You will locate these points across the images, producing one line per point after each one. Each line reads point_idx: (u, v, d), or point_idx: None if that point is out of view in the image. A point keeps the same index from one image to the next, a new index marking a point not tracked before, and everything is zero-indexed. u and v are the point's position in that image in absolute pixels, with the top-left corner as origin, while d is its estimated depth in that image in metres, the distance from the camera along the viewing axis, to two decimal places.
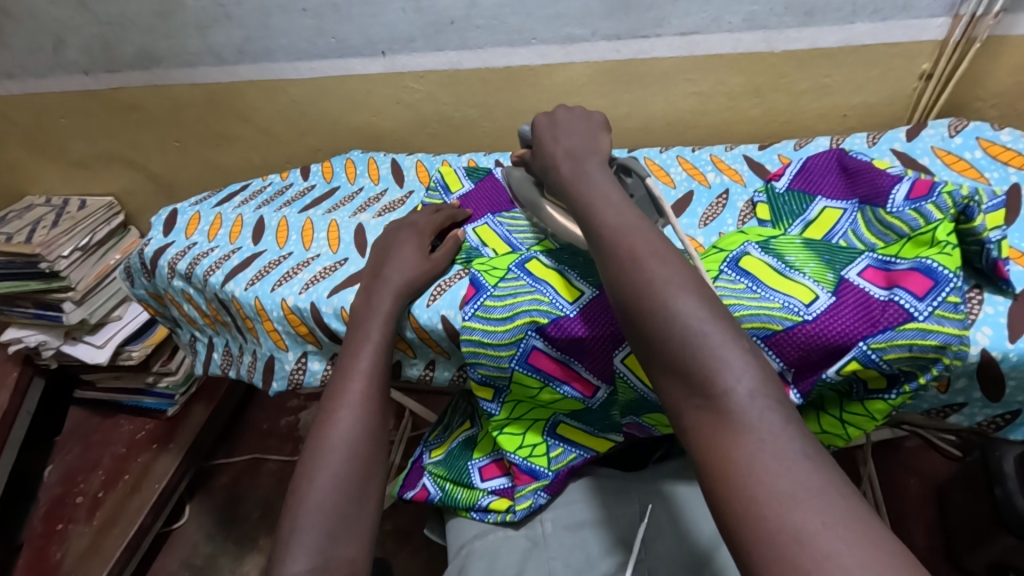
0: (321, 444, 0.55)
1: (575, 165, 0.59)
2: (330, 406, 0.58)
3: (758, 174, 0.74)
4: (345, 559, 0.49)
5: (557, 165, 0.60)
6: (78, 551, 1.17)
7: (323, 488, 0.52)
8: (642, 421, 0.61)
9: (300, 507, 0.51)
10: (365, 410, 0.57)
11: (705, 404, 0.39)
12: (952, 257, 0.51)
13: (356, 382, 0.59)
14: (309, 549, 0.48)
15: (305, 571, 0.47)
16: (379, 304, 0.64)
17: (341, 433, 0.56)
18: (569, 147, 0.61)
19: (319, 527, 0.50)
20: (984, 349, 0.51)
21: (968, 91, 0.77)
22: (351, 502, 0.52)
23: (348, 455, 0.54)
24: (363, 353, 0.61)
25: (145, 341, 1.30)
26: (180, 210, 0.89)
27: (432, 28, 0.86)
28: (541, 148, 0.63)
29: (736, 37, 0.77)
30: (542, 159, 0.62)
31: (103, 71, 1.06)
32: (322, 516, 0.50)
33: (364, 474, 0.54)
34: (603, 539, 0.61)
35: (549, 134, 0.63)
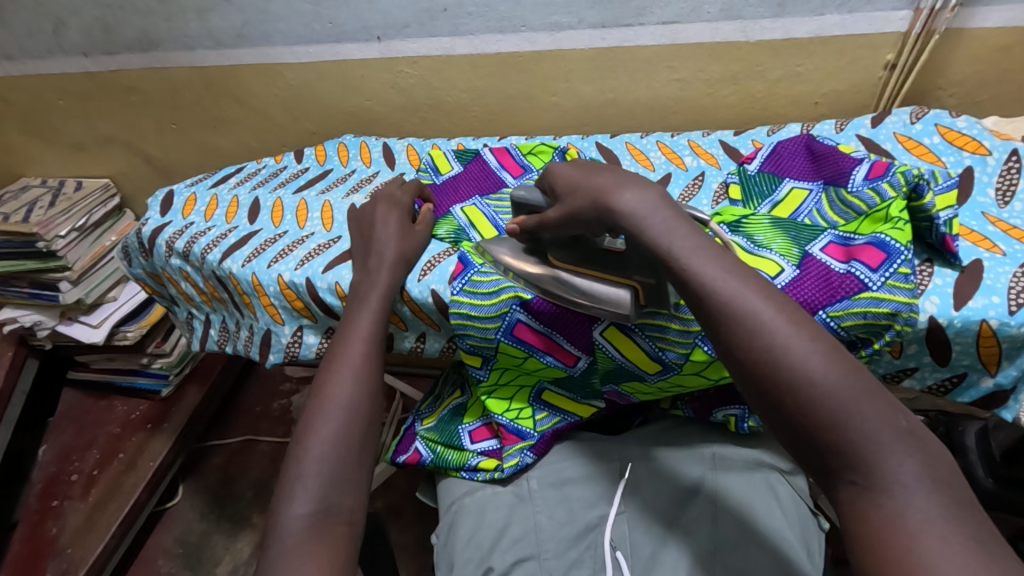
0: (324, 401, 0.58)
1: (638, 196, 0.52)
2: (331, 369, 0.60)
3: (732, 158, 0.78)
4: (347, 507, 0.52)
5: (615, 199, 0.52)
6: (75, 527, 1.19)
7: (327, 437, 0.55)
8: (621, 389, 0.66)
9: (303, 455, 0.54)
10: (366, 372, 0.60)
11: (862, 482, 0.39)
12: (904, 232, 0.55)
13: (354, 345, 0.62)
14: (308, 494, 0.52)
15: (307, 514, 0.50)
16: (379, 279, 0.66)
17: (343, 391, 0.58)
18: (619, 179, 0.54)
19: (320, 474, 0.53)
20: (932, 316, 0.55)
21: (929, 80, 0.82)
22: (352, 451, 0.55)
23: (350, 412, 0.57)
24: (362, 318, 0.64)
25: (140, 321, 1.33)
26: (177, 191, 0.91)
27: (426, 14, 0.88)
28: (588, 180, 0.55)
29: (714, 27, 0.81)
30: (592, 194, 0.54)
31: (103, 54, 1.08)
32: (325, 463, 0.54)
33: (364, 432, 0.57)
34: (585, 494, 0.66)
35: (588, 172, 0.56)
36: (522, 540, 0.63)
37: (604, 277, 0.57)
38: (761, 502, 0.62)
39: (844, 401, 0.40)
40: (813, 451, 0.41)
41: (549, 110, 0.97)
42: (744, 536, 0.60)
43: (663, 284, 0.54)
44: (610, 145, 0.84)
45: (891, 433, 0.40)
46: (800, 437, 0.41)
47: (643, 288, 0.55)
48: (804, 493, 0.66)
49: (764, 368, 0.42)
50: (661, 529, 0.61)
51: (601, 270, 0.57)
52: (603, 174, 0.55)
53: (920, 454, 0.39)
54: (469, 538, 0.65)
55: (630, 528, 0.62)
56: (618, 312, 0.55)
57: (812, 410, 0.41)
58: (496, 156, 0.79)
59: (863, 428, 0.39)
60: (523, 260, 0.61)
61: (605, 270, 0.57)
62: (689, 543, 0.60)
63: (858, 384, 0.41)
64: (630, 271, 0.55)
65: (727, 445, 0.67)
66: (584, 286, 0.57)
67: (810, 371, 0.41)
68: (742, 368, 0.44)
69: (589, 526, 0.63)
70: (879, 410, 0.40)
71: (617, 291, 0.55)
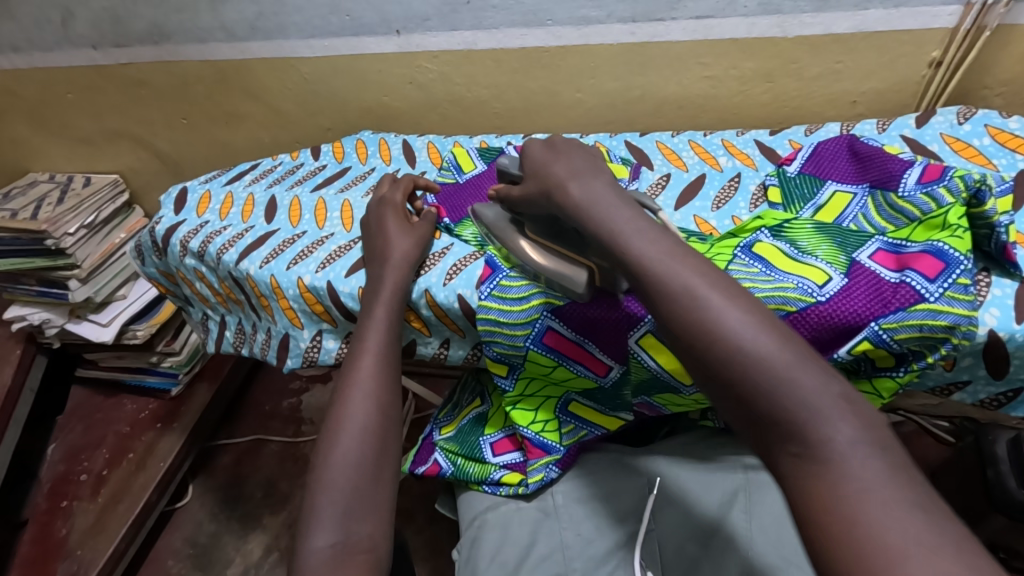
0: (336, 421, 0.56)
1: (586, 185, 0.52)
2: (343, 386, 0.58)
3: (769, 159, 0.75)
4: (365, 534, 0.50)
5: (563, 185, 0.53)
6: (83, 528, 1.18)
7: (343, 464, 0.53)
8: (653, 400, 0.62)
9: (320, 485, 0.52)
10: (378, 390, 0.58)
11: (802, 453, 0.37)
12: (963, 241, 0.52)
13: (365, 360, 0.59)
14: (329, 525, 0.49)
15: (328, 545, 0.48)
16: (380, 288, 0.64)
17: (354, 412, 0.56)
18: (574, 167, 0.54)
19: (338, 504, 0.51)
20: (992, 329, 0.52)
21: (975, 78, 0.79)
22: (365, 479, 0.53)
23: (363, 433, 0.55)
24: (368, 334, 0.61)
25: (150, 319, 1.31)
26: (190, 188, 0.88)
27: (448, 7, 0.85)
28: (541, 169, 0.56)
29: (750, 22, 0.78)
30: (543, 181, 0.55)
31: (113, 46, 1.06)
32: (339, 493, 0.51)
33: (378, 457, 0.54)
34: (613, 510, 0.63)
35: (547, 158, 0.57)
36: (549, 558, 0.62)
37: (568, 255, 0.56)
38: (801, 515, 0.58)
39: (776, 369, 0.39)
40: (759, 428, 0.39)
41: (573, 107, 0.94)
42: (784, 557, 0.56)
43: (613, 268, 0.53)
44: (639, 144, 0.81)
45: (832, 403, 0.38)
46: (744, 413, 0.40)
47: (598, 270, 0.54)
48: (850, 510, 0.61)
49: (700, 343, 0.41)
50: (695, 547, 0.59)
51: (563, 247, 0.56)
52: (560, 159, 0.56)
53: (864, 421, 0.37)
54: (493, 556, 0.63)
55: (659, 548, 0.60)
56: (572, 290, 0.56)
57: (762, 385, 0.39)
58: None
59: (799, 395, 0.38)
60: (497, 224, 0.63)
61: (565, 248, 0.56)
62: (723, 564, 0.57)
63: (793, 353, 0.39)
64: (586, 252, 0.55)
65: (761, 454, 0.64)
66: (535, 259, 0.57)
67: (739, 341, 0.40)
68: (679, 342, 0.43)
69: (617, 544, 0.61)
70: (820, 380, 0.38)
71: (574, 270, 0.55)
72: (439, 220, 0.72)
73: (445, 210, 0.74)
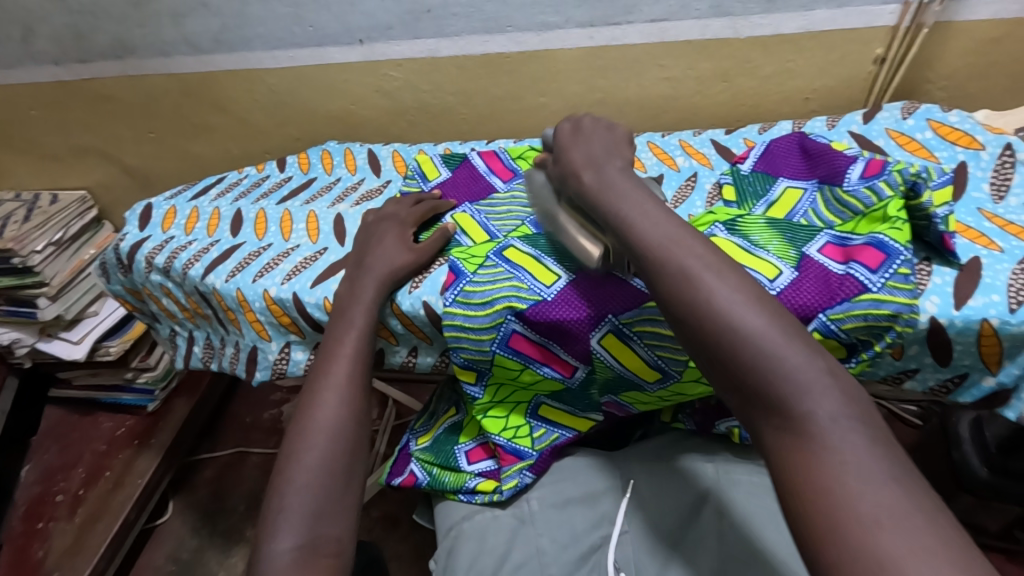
0: (307, 425, 0.56)
1: (598, 175, 0.58)
2: (317, 389, 0.59)
3: (725, 157, 0.77)
4: (333, 538, 0.51)
5: (579, 172, 0.59)
6: (61, 549, 1.16)
7: (312, 467, 0.53)
8: (621, 399, 0.65)
9: (287, 487, 0.52)
10: (350, 391, 0.59)
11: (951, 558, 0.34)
12: (903, 232, 0.54)
13: (339, 364, 0.60)
14: (293, 527, 0.50)
15: (292, 548, 0.49)
16: (355, 296, 0.64)
17: (326, 415, 0.56)
18: (591, 155, 0.60)
19: (303, 506, 0.51)
20: (932, 316, 0.54)
21: (920, 74, 0.82)
22: (335, 484, 0.53)
23: (334, 437, 0.55)
24: (347, 337, 0.61)
25: (123, 335, 1.30)
26: (156, 204, 0.88)
27: (410, 16, 0.86)
28: (563, 156, 0.62)
29: (703, 24, 0.80)
30: (564, 168, 0.61)
31: (75, 62, 1.05)
32: (309, 495, 0.52)
33: (348, 464, 0.55)
34: (587, 514, 0.64)
35: (571, 144, 0.62)
36: (524, 566, 0.61)
37: (587, 229, 0.59)
38: (774, 516, 0.58)
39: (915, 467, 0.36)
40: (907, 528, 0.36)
41: (537, 111, 0.95)
42: (751, 551, 0.55)
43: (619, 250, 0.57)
44: None
45: None
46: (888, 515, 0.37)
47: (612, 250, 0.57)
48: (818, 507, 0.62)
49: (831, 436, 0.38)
50: (667, 549, 0.59)
51: (587, 223, 0.59)
52: (579, 146, 0.61)
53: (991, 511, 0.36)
54: (470, 564, 0.64)
55: (632, 550, 0.60)
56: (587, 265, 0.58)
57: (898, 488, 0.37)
58: (485, 160, 0.77)
59: None
60: (544, 192, 0.65)
61: (588, 225, 0.59)
62: (696, 561, 0.57)
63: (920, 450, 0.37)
64: (602, 232, 0.58)
65: (732, 457, 0.65)
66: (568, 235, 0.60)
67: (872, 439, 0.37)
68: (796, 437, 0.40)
69: (593, 548, 0.61)
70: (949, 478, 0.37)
71: (591, 246, 0.58)
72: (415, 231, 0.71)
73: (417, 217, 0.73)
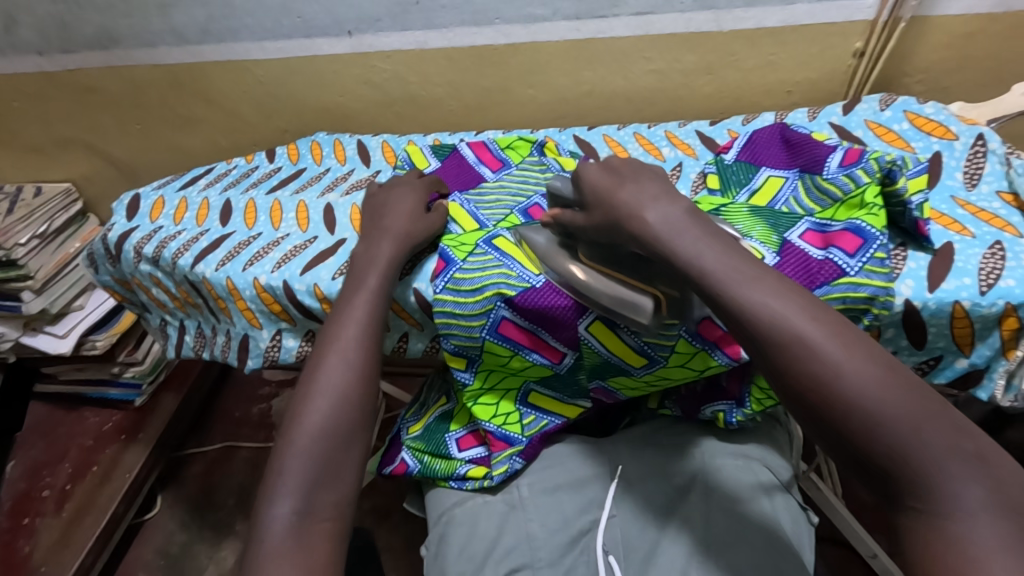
0: (311, 389, 0.56)
1: (662, 213, 0.51)
2: (325, 351, 0.59)
3: (709, 148, 0.79)
4: (328, 505, 0.52)
5: (641, 213, 0.51)
6: (48, 544, 1.15)
7: (312, 433, 0.54)
8: (608, 386, 0.67)
9: (286, 451, 0.53)
10: (358, 357, 0.58)
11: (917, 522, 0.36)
12: (879, 218, 0.56)
13: (348, 329, 0.60)
14: (290, 493, 0.51)
15: (290, 513, 0.50)
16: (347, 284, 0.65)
17: (332, 380, 0.56)
18: (643, 194, 0.53)
19: (303, 472, 0.52)
20: (907, 299, 0.56)
21: (897, 67, 0.84)
22: (334, 446, 0.54)
23: (339, 402, 0.55)
24: (359, 302, 0.61)
25: (110, 329, 1.29)
26: (143, 194, 0.87)
27: (398, 8, 0.87)
28: (608, 198, 0.54)
29: (688, 17, 0.82)
30: (614, 211, 0.53)
31: (59, 52, 1.04)
32: (307, 461, 0.53)
33: (352, 425, 0.55)
34: (577, 499, 0.65)
35: (609, 184, 0.55)
36: (515, 550, 0.62)
37: (629, 283, 0.56)
38: (757, 498, 0.62)
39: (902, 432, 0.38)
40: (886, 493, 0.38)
41: (525, 103, 0.96)
42: (738, 532, 0.59)
43: (686, 296, 0.54)
44: (587, 138, 0.83)
45: None
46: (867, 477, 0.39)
47: (665, 298, 0.55)
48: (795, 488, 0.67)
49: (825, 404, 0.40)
50: (655, 531, 0.61)
51: (629, 277, 0.56)
52: (627, 186, 0.54)
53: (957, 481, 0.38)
54: (461, 549, 0.65)
55: (621, 534, 0.61)
56: (636, 318, 0.55)
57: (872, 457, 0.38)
58: (474, 151, 0.78)
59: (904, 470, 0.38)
60: (556, 253, 0.60)
61: (631, 278, 0.56)
62: (683, 541, 0.59)
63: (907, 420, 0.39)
64: (652, 280, 0.55)
65: (716, 440, 0.67)
66: (610, 292, 0.56)
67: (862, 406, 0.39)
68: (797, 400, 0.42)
69: (582, 531, 0.62)
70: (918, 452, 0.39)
71: (643, 299, 0.54)
72: None
73: None
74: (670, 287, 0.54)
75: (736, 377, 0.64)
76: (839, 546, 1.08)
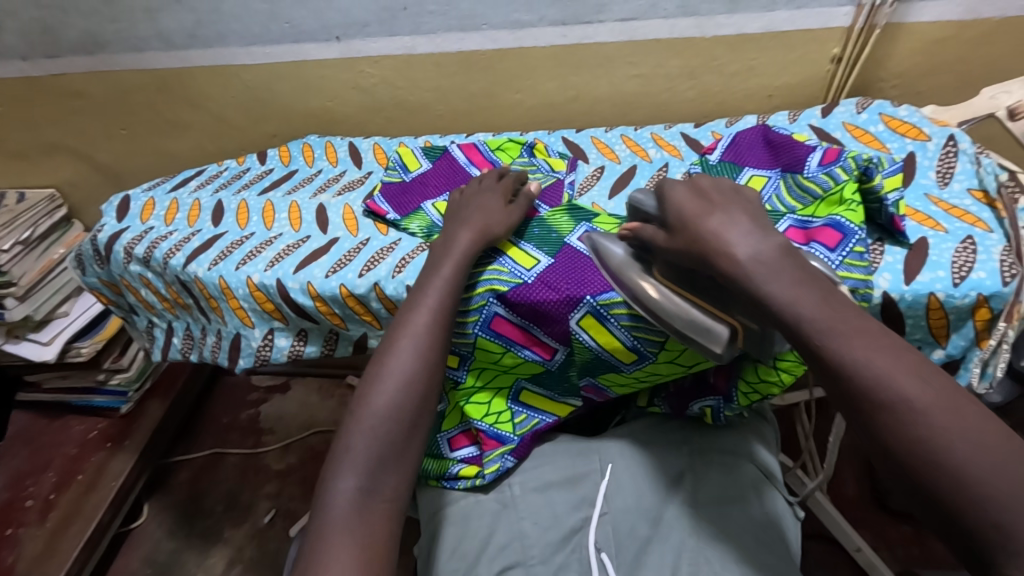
0: (382, 371, 0.57)
1: (751, 245, 0.47)
2: (394, 334, 0.60)
3: (693, 149, 0.81)
4: (390, 487, 0.53)
5: (729, 245, 0.48)
6: (31, 554, 1.13)
7: (378, 414, 0.55)
8: (598, 382, 0.67)
9: (354, 428, 0.55)
10: (426, 346, 0.58)
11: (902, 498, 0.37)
12: (857, 213, 0.59)
13: (419, 314, 0.60)
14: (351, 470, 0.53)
15: (353, 489, 0.52)
16: None
17: (401, 365, 0.57)
18: (731, 222, 0.50)
19: (369, 452, 0.54)
20: (885, 292, 0.58)
21: (872, 73, 0.87)
22: (402, 431, 0.55)
23: (404, 387, 0.57)
24: (434, 287, 0.61)
25: (94, 336, 1.27)
26: (133, 196, 0.87)
27: (387, 13, 0.88)
28: (692, 223, 0.51)
29: (671, 23, 0.84)
30: (697, 237, 0.50)
31: (44, 56, 1.04)
32: (374, 441, 0.54)
33: (417, 408, 0.57)
34: (568, 497, 0.64)
35: (696, 210, 0.51)
36: (507, 548, 0.61)
37: (704, 309, 0.51)
38: (744, 495, 0.63)
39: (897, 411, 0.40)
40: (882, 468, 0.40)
41: (513, 107, 0.98)
42: (726, 530, 0.60)
43: (767, 332, 0.49)
44: (575, 140, 0.85)
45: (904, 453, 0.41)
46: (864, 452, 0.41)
47: (743, 330, 0.50)
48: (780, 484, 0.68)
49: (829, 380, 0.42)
50: (648, 528, 0.61)
51: (705, 303, 0.52)
52: (717, 215, 0.50)
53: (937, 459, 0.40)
54: (452, 549, 0.63)
55: (613, 532, 0.60)
56: (707, 348, 0.51)
57: None
58: (464, 152, 0.79)
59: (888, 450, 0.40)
60: (630, 268, 0.56)
61: (708, 305, 0.51)
62: (674, 539, 0.60)
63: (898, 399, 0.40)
64: (730, 309, 0.51)
65: (702, 438, 0.69)
66: (683, 315, 0.52)
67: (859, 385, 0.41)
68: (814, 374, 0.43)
69: (574, 529, 0.61)
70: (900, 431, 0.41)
71: (716, 330, 0.50)
72: (386, 215, 0.74)
73: (393, 204, 0.75)
74: (750, 319, 0.49)
75: (723, 373, 0.66)
76: (825, 541, 1.10)
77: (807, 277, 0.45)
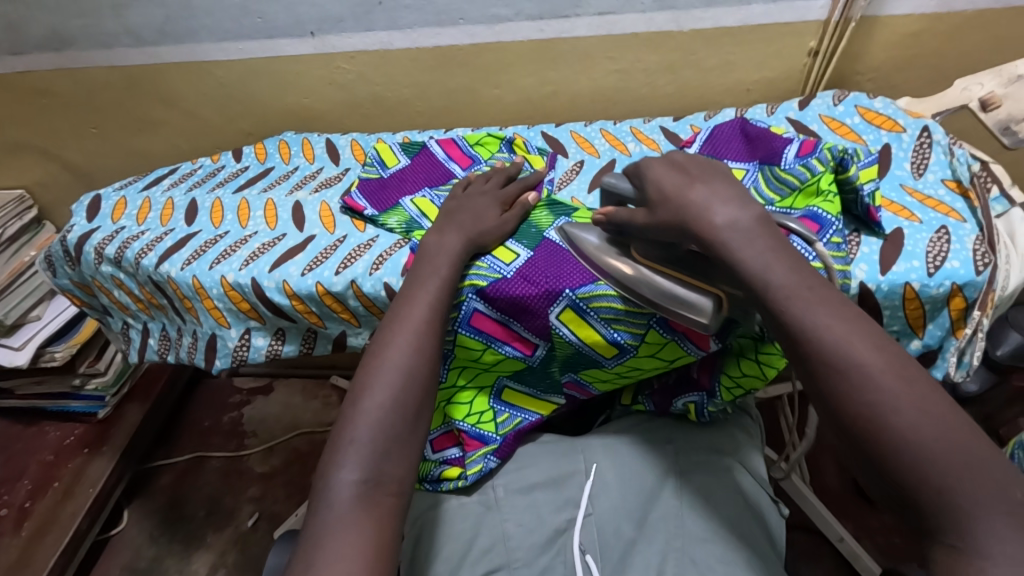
0: (382, 363, 0.56)
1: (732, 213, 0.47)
2: (392, 324, 0.58)
3: (672, 143, 0.81)
4: (395, 477, 0.51)
5: (710, 212, 0.48)
6: (6, 564, 1.10)
7: (382, 403, 0.54)
8: (580, 378, 0.68)
9: (359, 418, 0.53)
10: (425, 339, 0.57)
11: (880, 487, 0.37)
12: (834, 205, 0.59)
13: (416, 307, 0.59)
14: (356, 459, 0.50)
15: (357, 481, 0.49)
16: None
17: (401, 355, 0.56)
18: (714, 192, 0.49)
19: (373, 441, 0.52)
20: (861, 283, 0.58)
21: (849, 66, 0.88)
22: (406, 420, 0.54)
23: (406, 380, 0.55)
24: (428, 285, 0.60)
25: (69, 340, 1.23)
26: (105, 195, 0.85)
27: (361, 8, 0.87)
28: (675, 194, 0.50)
29: (648, 17, 0.84)
30: (680, 207, 0.49)
31: (9, 53, 1.01)
32: (375, 432, 0.52)
33: (418, 405, 0.55)
34: (553, 497, 0.63)
35: (677, 183, 0.51)
36: (491, 551, 0.60)
37: (686, 281, 0.51)
38: (728, 493, 0.63)
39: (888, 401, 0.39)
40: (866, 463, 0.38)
41: (493, 103, 0.97)
42: (712, 528, 0.59)
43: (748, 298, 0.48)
44: (555, 135, 0.85)
45: None
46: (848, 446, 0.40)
47: (727, 298, 0.49)
48: (766, 481, 0.68)
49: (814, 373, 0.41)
50: (633, 528, 0.60)
51: (687, 275, 0.52)
52: (699, 185, 0.50)
53: None
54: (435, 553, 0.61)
55: (597, 532, 0.60)
56: (696, 320, 0.50)
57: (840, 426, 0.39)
58: (443, 147, 0.79)
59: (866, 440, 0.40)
60: (607, 254, 0.56)
61: (689, 277, 0.51)
62: (660, 539, 0.59)
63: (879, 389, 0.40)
64: (713, 279, 0.50)
65: (686, 437, 0.68)
66: (668, 290, 0.52)
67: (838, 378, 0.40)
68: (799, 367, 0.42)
69: (558, 530, 0.60)
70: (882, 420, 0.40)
71: (699, 299, 0.50)
72: (363, 211, 0.73)
73: (370, 199, 0.74)
74: (732, 288, 0.48)
75: (706, 369, 0.66)
76: (809, 533, 1.11)
77: (789, 263, 0.45)
